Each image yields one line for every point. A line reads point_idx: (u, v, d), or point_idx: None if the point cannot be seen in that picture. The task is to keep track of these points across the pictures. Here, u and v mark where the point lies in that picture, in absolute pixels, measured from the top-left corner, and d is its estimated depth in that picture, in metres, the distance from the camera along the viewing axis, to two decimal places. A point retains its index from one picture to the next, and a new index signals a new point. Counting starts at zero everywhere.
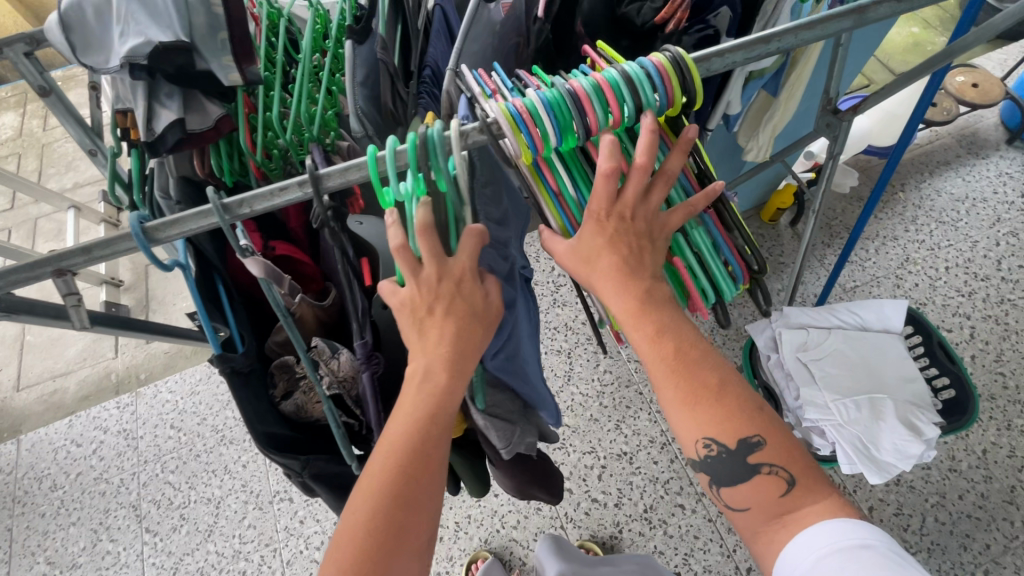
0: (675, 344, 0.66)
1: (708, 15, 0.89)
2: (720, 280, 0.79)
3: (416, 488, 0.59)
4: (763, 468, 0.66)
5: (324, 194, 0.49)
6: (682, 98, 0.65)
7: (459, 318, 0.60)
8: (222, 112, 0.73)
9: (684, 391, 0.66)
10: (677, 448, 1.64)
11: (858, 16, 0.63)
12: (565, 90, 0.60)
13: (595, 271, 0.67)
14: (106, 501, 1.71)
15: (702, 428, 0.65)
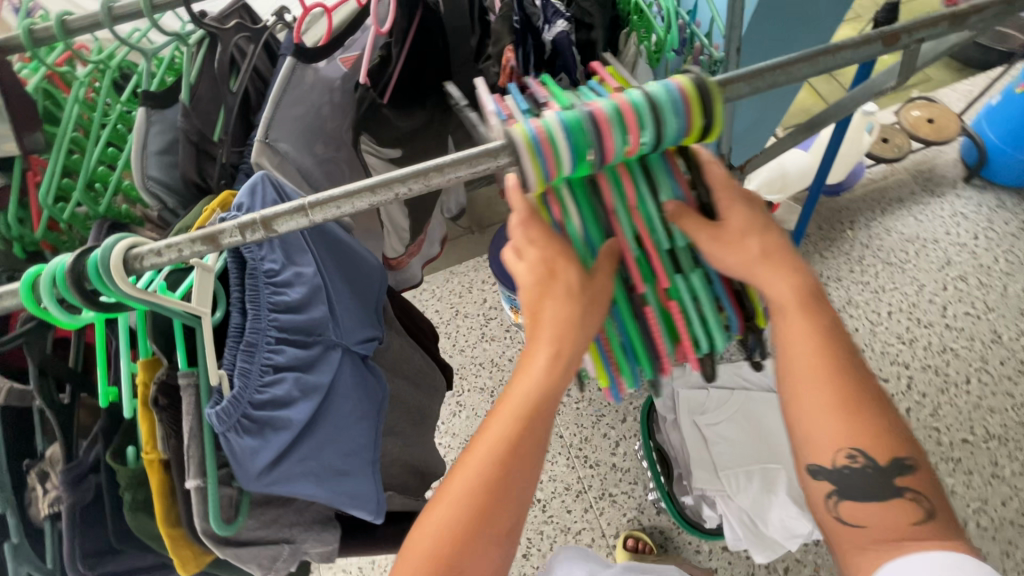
0: (836, 336, 0.52)
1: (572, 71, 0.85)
2: (720, 334, 0.53)
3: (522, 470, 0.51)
4: (904, 493, 0.52)
5: None
6: (700, 124, 0.45)
7: (569, 310, 0.49)
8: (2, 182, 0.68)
9: (837, 385, 0.51)
10: (592, 496, 1.58)
11: None
12: (584, 112, 0.43)
13: (755, 252, 0.50)
14: None
15: (847, 434, 0.50)
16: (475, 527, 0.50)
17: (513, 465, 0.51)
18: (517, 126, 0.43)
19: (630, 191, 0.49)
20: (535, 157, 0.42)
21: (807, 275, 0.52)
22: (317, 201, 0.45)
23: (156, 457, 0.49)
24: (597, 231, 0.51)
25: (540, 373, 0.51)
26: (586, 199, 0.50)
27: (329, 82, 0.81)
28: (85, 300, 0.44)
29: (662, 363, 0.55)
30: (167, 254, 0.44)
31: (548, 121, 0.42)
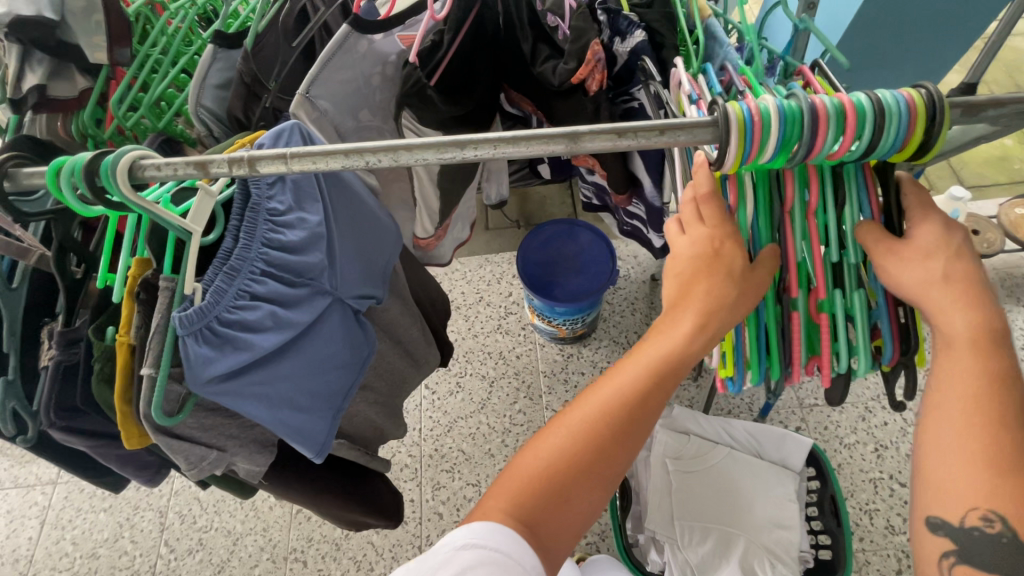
0: (1002, 380, 0.48)
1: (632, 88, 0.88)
2: (861, 353, 0.58)
3: (635, 436, 0.55)
4: None
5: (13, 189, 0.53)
6: (922, 141, 0.47)
7: (709, 282, 0.56)
8: (89, 86, 0.80)
9: (974, 430, 0.46)
10: None
11: (568, 142, 0.48)
12: (806, 104, 0.46)
13: (935, 285, 0.50)
14: None
15: (989, 487, 0.45)
16: (584, 467, 0.53)
17: (630, 413, 0.55)
18: (731, 104, 0.47)
19: (811, 198, 0.56)
20: (743, 135, 0.46)
21: (994, 322, 0.50)
22: (297, 153, 0.50)
23: (126, 340, 0.57)
24: (766, 225, 0.59)
25: (682, 329, 0.56)
26: (765, 194, 0.58)
27: (383, 54, 0.87)
28: (95, 194, 0.51)
29: (793, 364, 0.60)
30: (164, 170, 0.51)
31: (764, 104, 0.46)
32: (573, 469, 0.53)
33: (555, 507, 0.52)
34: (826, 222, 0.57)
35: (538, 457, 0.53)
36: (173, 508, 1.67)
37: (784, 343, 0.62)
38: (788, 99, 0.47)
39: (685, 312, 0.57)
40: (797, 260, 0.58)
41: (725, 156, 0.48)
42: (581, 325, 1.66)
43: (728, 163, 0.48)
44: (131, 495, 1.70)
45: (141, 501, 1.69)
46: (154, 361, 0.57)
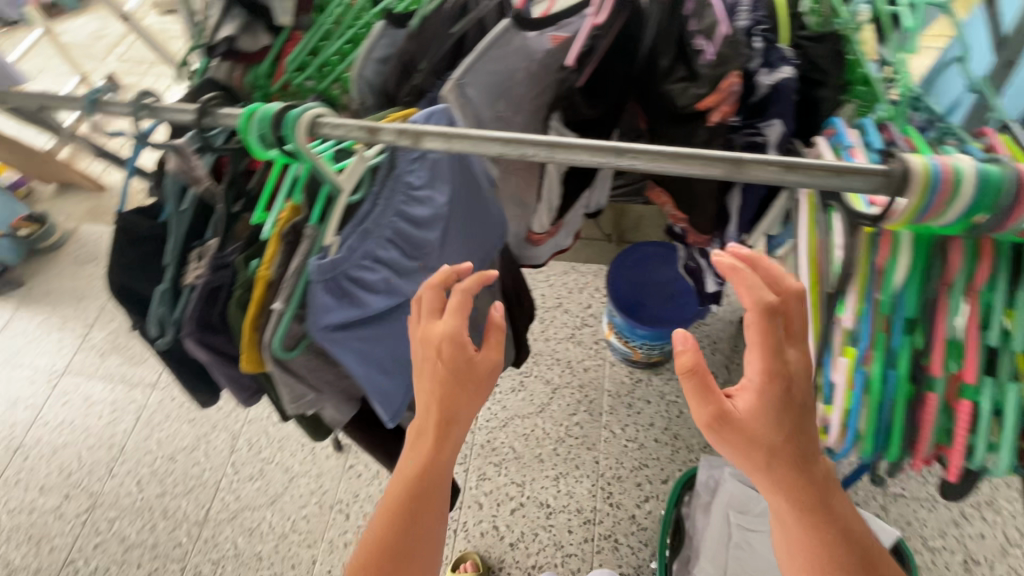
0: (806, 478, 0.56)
1: (761, 123, 0.79)
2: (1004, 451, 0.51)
3: (433, 481, 0.66)
4: None
5: (206, 123, 0.59)
6: None
7: (454, 371, 0.65)
8: (270, 43, 0.88)
9: (799, 526, 0.56)
10: (598, 531, 1.56)
11: (728, 167, 0.47)
12: (1011, 173, 0.42)
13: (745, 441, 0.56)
14: None
15: (803, 567, 0.56)
16: (414, 509, 0.64)
17: (433, 466, 0.65)
18: (919, 157, 0.44)
19: (978, 277, 0.48)
20: (925, 193, 0.42)
21: (805, 428, 0.55)
22: (460, 134, 0.53)
23: (266, 275, 0.62)
24: (917, 292, 0.50)
25: (464, 399, 0.66)
26: (923, 258, 0.50)
27: (532, 52, 0.89)
28: (274, 140, 0.57)
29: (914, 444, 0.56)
30: (338, 129, 0.55)
31: (960, 164, 0.43)
32: (406, 519, 0.64)
33: (398, 562, 0.63)
34: (988, 301, 0.49)
35: (385, 523, 0.64)
36: (246, 433, 1.82)
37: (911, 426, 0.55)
38: (988, 165, 0.43)
39: (452, 379, 0.65)
40: (945, 342, 0.50)
41: (897, 213, 0.45)
42: (658, 352, 1.62)
43: (902, 219, 0.45)
44: (213, 413, 1.88)
45: (220, 421, 1.86)
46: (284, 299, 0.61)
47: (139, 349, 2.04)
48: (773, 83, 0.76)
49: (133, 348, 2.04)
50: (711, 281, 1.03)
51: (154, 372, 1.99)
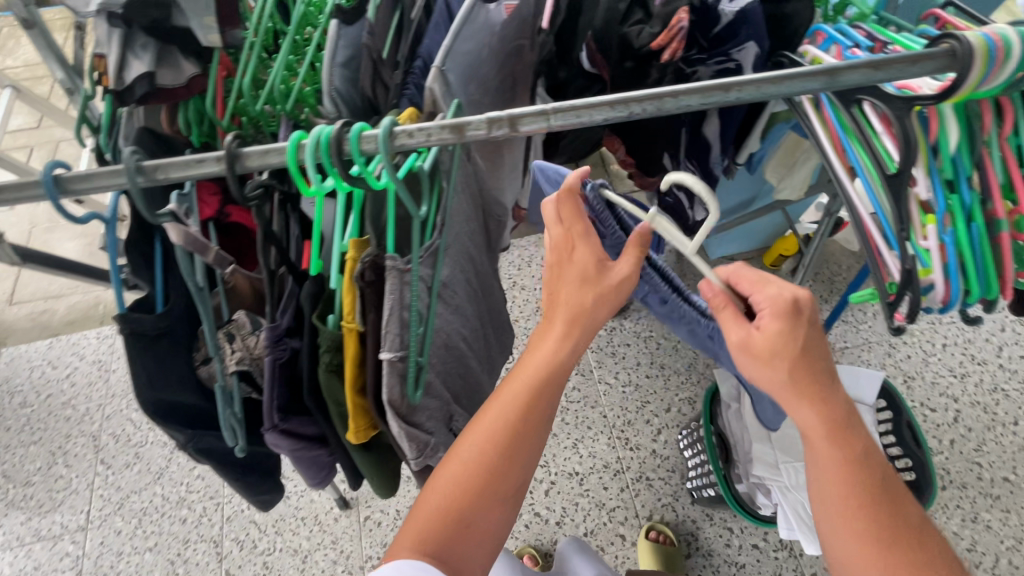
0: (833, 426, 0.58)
1: (732, 48, 0.81)
2: None
3: (500, 481, 0.64)
4: None
5: (241, 173, 0.48)
6: None
7: (539, 371, 0.65)
8: (197, 71, 0.73)
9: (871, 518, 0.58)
10: (630, 477, 1.63)
11: (827, 78, 0.49)
12: None
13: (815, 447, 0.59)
14: (68, 426, 1.74)
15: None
16: (477, 496, 0.63)
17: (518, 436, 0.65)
18: (969, 35, 0.50)
19: (1003, 127, 0.56)
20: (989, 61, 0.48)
21: (835, 401, 0.58)
22: (561, 108, 0.49)
23: (355, 327, 0.54)
24: (968, 151, 0.56)
25: (553, 391, 0.66)
26: (964, 120, 0.56)
27: (492, 25, 0.83)
28: (340, 167, 0.48)
29: (1007, 281, 0.56)
30: (417, 137, 0.48)
31: (1002, 31, 0.50)
32: (469, 500, 0.63)
33: (462, 531, 0.62)
34: (1018, 144, 0.57)
35: (437, 501, 0.63)
36: (229, 534, 1.58)
37: (999, 262, 0.57)
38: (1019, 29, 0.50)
39: (561, 337, 0.65)
40: (999, 184, 0.57)
41: (966, 83, 0.50)
42: None
43: (969, 89, 0.51)
44: (178, 529, 1.59)
45: (190, 534, 1.59)
46: (392, 344, 0.54)
47: (43, 495, 1.64)
48: (738, 10, 0.79)
49: (34, 498, 1.64)
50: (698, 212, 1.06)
51: (76, 514, 1.62)
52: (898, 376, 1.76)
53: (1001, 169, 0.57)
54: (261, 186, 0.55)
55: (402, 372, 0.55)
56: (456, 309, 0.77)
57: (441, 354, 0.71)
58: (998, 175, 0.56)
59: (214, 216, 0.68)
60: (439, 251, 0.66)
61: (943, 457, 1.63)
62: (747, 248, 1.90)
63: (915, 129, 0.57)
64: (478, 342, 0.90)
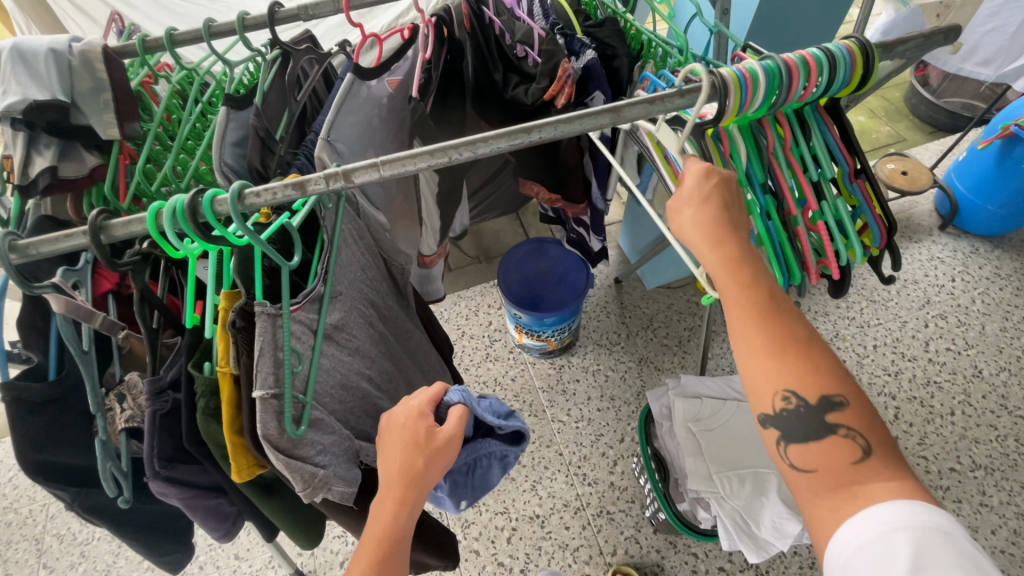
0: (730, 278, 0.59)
1: (585, 99, 0.94)
2: (855, 243, 0.65)
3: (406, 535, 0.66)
4: (840, 429, 0.55)
5: (105, 242, 0.54)
6: (859, 77, 0.63)
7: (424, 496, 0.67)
8: (99, 162, 0.81)
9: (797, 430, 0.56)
10: (591, 513, 1.62)
11: (613, 114, 0.58)
12: (781, 61, 0.60)
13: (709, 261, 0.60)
14: (9, 532, 1.67)
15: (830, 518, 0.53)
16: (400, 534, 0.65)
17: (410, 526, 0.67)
18: (725, 68, 0.60)
19: (787, 138, 0.66)
20: (740, 89, 0.58)
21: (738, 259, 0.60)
22: (389, 159, 0.57)
23: (229, 371, 0.58)
24: (756, 164, 0.66)
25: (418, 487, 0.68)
26: (749, 140, 0.66)
27: (378, 98, 0.93)
28: (197, 229, 0.54)
29: (804, 266, 0.66)
30: (264, 196, 0.55)
31: (751, 64, 0.60)
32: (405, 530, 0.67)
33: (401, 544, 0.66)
34: (801, 153, 0.66)
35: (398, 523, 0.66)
36: None
37: (797, 250, 0.66)
38: (767, 60, 0.61)
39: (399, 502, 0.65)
40: (787, 186, 0.66)
41: (728, 110, 0.60)
42: (568, 333, 1.76)
43: (734, 112, 0.61)
44: None
45: None
46: (262, 382, 0.58)
47: None
48: (584, 65, 0.93)
49: None
50: (592, 243, 1.16)
51: None
52: None
53: (786, 172, 0.66)
54: (140, 253, 0.60)
55: (277, 408, 0.59)
56: (356, 352, 0.82)
57: (337, 395, 0.75)
58: (785, 176, 0.66)
59: (114, 289, 0.73)
60: (322, 296, 0.71)
61: None
62: (680, 274, 2.00)
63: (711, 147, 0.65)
64: (393, 385, 0.94)
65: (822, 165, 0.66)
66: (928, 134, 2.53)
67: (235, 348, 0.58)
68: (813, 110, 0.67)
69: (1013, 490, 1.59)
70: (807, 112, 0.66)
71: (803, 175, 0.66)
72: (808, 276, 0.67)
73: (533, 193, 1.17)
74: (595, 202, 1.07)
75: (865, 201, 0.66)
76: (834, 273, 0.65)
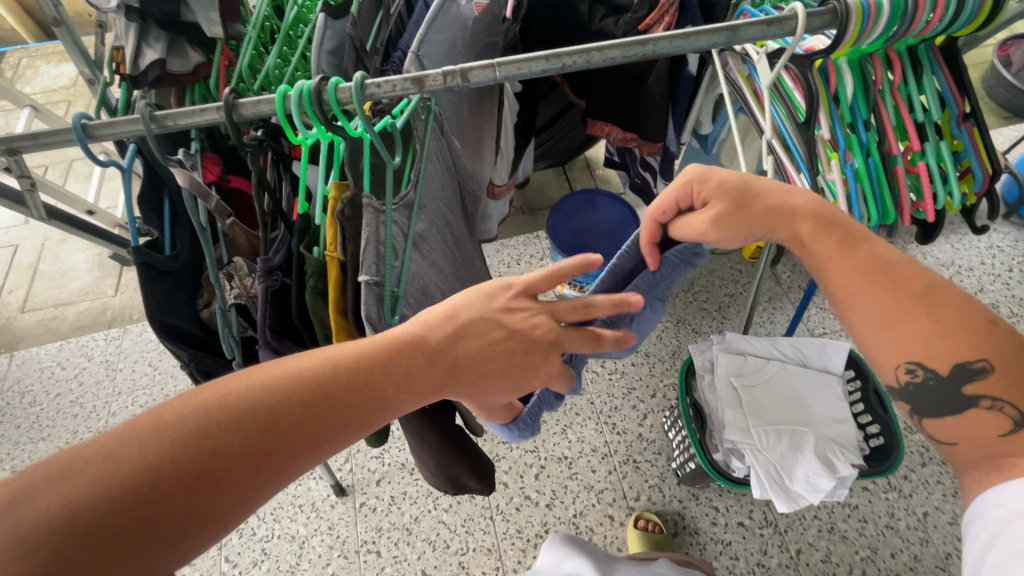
0: (848, 269, 0.61)
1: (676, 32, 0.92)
2: (955, 187, 0.65)
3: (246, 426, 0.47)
4: (983, 402, 0.59)
5: (236, 119, 0.57)
6: (987, 14, 0.61)
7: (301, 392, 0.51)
8: (201, 59, 0.83)
9: (859, 274, 0.60)
10: (617, 460, 1.67)
11: (729, 32, 0.58)
12: None
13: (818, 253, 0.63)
14: (76, 423, 1.80)
15: (904, 348, 0.60)
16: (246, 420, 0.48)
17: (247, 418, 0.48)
18: None
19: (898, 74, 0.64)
20: (862, 16, 0.58)
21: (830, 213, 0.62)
22: (505, 61, 0.58)
23: (336, 256, 0.62)
24: (862, 99, 0.65)
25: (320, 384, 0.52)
26: (858, 75, 0.65)
27: (466, 20, 0.93)
28: (321, 115, 0.57)
29: (896, 206, 0.66)
30: (385, 88, 0.58)
31: None
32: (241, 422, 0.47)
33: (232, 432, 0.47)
34: (909, 92, 0.65)
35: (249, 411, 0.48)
36: None
37: (893, 190, 0.66)
38: None
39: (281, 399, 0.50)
40: (892, 124, 0.65)
41: (845, 38, 0.59)
42: None
43: (851, 40, 0.60)
44: None
45: None
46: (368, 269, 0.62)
47: None
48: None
49: None
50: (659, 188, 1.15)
51: None
52: None
53: (893, 109, 0.65)
54: (257, 139, 0.64)
55: (379, 293, 0.63)
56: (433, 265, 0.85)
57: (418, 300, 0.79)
58: (890, 113, 0.65)
59: (216, 181, 0.77)
60: (412, 203, 0.74)
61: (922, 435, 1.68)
62: None
63: (818, 78, 0.64)
64: None
65: (930, 105, 0.65)
66: (1003, 120, 2.40)
67: (343, 235, 0.62)
68: (928, 47, 0.65)
69: None
70: (921, 49, 0.65)
71: (909, 113, 0.65)
72: (901, 217, 0.67)
73: (604, 134, 1.16)
74: (670, 142, 1.08)
75: (970, 146, 0.65)
76: (930, 216, 0.65)
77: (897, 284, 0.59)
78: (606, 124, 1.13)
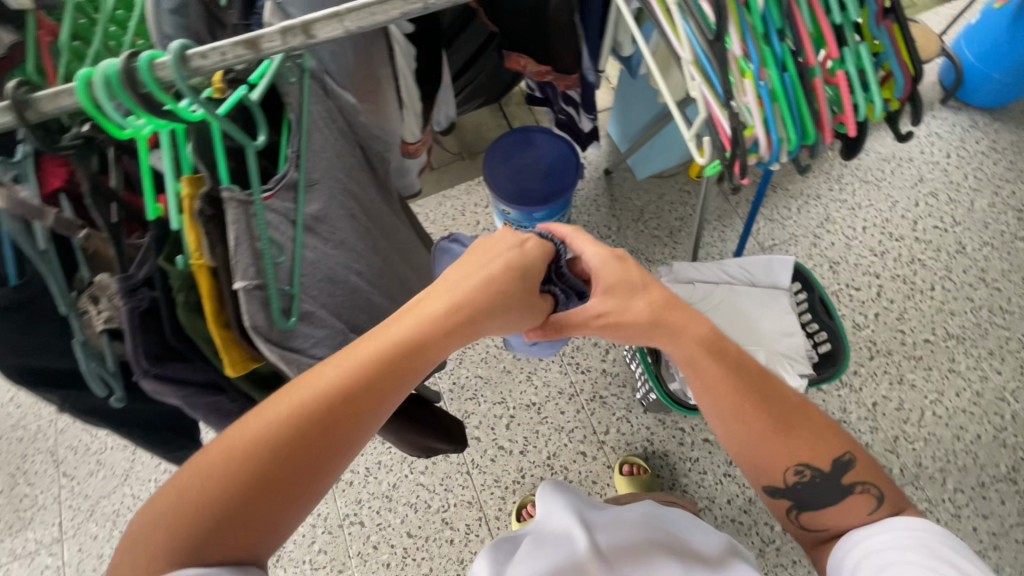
0: (738, 391, 0.71)
1: None
2: (875, 95, 0.60)
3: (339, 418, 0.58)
4: (855, 487, 0.72)
5: (34, 120, 0.47)
6: None
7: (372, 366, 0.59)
8: (15, 39, 0.69)
9: (745, 399, 0.71)
10: (584, 399, 1.69)
11: None
12: None
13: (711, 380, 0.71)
14: (23, 447, 1.71)
15: (791, 455, 0.72)
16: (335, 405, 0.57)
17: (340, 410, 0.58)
18: None
19: None
20: None
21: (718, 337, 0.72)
22: (353, 8, 0.48)
23: (204, 263, 0.54)
24: (773, 4, 0.58)
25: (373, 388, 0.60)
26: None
27: None
28: (142, 101, 0.48)
29: (815, 123, 0.61)
30: (212, 58, 0.48)
31: None
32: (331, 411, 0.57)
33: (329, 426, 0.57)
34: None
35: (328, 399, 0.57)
36: None
37: (812, 107, 0.60)
38: None
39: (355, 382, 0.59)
40: (806, 30, 0.59)
41: None
42: None
43: None
44: None
45: None
46: (243, 273, 0.55)
47: (11, 516, 1.63)
48: None
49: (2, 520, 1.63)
50: (585, 122, 1.09)
51: (49, 527, 1.62)
52: (824, 263, 1.84)
53: (807, 12, 0.58)
54: (80, 138, 0.53)
55: (264, 298, 0.56)
56: (339, 245, 0.77)
57: (326, 289, 0.72)
58: (805, 16, 0.58)
59: (66, 187, 0.65)
60: (295, 182, 0.67)
61: (870, 331, 1.74)
62: (671, 165, 1.92)
63: None
64: (383, 281, 0.92)
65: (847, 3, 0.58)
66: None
67: (205, 238, 0.54)
68: None
69: (980, 356, 1.69)
70: None
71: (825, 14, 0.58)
72: (822, 136, 0.62)
73: (520, 67, 1.05)
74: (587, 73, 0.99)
75: (890, 47, 0.60)
76: (851, 131, 0.60)
77: (769, 399, 0.71)
78: (522, 57, 1.02)
